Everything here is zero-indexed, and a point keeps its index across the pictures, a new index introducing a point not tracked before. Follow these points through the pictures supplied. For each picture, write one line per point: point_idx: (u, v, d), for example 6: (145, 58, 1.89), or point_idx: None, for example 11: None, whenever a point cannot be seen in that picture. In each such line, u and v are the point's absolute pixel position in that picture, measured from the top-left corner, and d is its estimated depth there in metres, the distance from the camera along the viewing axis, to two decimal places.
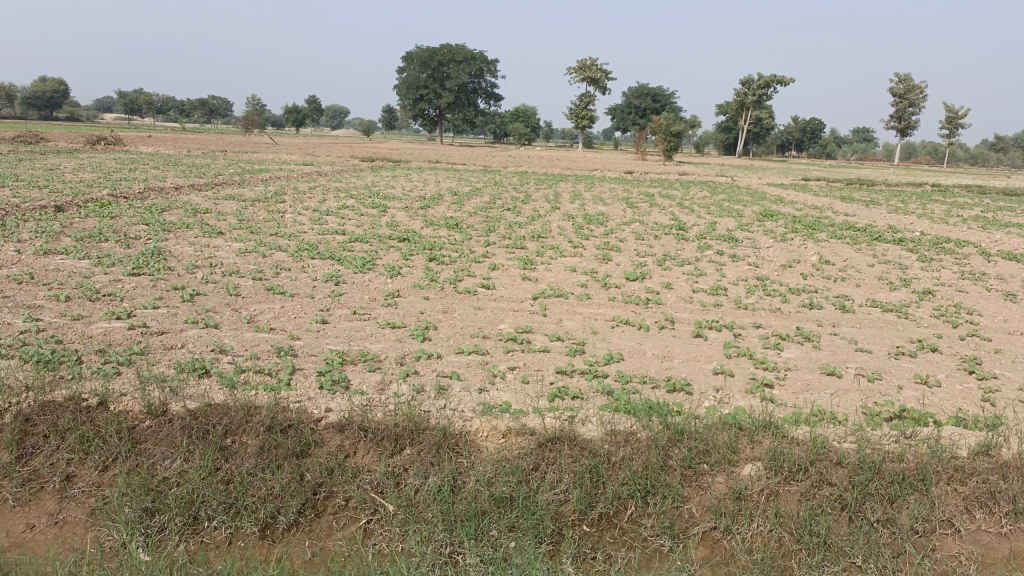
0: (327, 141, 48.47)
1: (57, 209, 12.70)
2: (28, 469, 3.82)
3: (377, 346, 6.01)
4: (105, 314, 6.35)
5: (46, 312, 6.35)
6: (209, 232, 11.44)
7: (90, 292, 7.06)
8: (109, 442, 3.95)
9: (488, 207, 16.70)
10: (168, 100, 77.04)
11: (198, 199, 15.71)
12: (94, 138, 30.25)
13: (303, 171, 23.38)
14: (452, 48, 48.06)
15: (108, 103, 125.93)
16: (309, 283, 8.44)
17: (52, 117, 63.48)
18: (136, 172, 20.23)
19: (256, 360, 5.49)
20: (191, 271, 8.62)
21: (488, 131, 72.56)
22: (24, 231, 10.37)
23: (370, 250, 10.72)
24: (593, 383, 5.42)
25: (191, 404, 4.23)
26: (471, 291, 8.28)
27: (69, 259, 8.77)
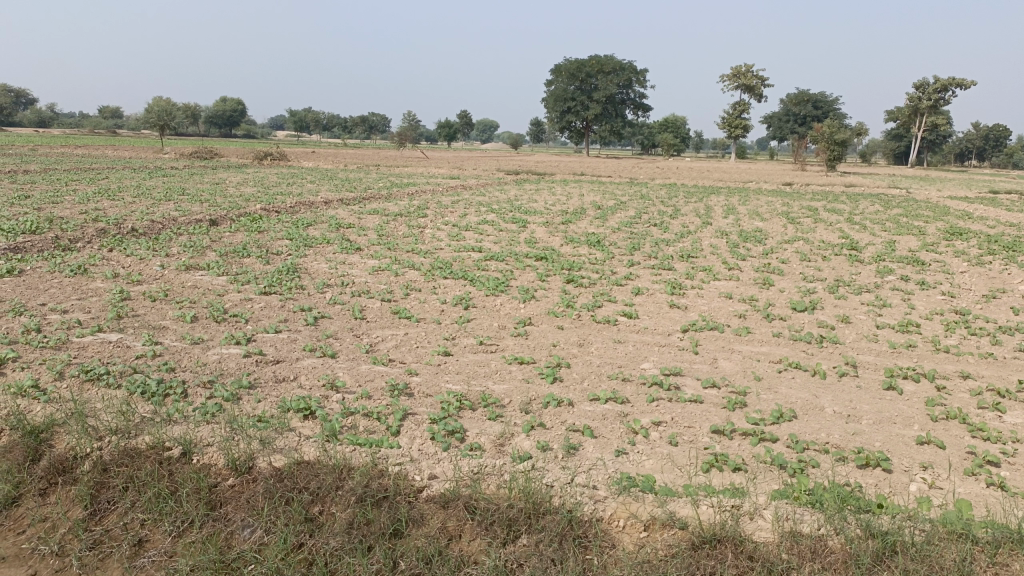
0: (475, 155, 49.29)
1: (212, 223, 13.14)
2: (99, 531, 3.28)
3: (502, 387, 5.28)
4: (225, 339, 6.04)
5: (169, 334, 6.14)
6: (347, 247, 11.31)
7: (218, 312, 6.84)
8: (186, 504, 3.41)
9: (633, 222, 15.71)
10: (332, 119, 82.14)
11: (344, 213, 15.88)
12: (261, 154, 32.28)
13: (448, 184, 23.48)
14: (600, 59, 47.34)
15: (281, 121, 136.69)
16: (438, 306, 7.90)
17: (231, 134, 69.27)
18: (292, 187, 21.00)
19: (366, 400, 4.90)
20: (322, 291, 8.34)
21: (635, 142, 71.09)
22: (175, 245, 10.65)
23: (506, 269, 10.10)
24: (759, 452, 4.37)
25: (278, 461, 3.68)
26: (610, 321, 7.38)
27: (209, 275, 8.78)
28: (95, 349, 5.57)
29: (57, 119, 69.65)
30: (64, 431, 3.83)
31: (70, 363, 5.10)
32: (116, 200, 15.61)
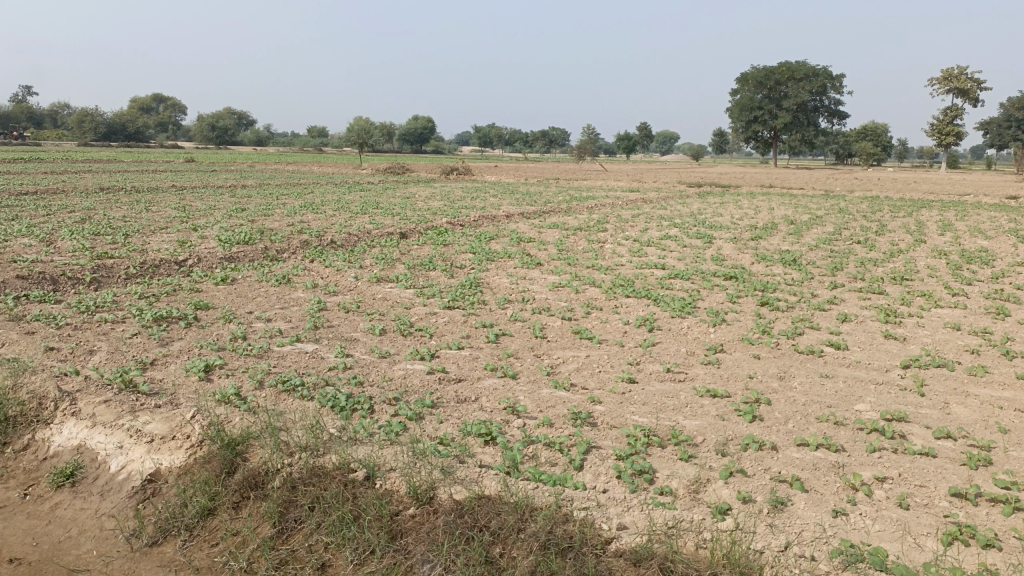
0: (654, 167, 48.37)
1: (402, 236, 13.69)
2: (286, 550, 3.30)
3: (694, 423, 4.81)
4: (410, 354, 6.07)
5: (358, 347, 6.30)
6: (528, 262, 11.26)
7: (404, 326, 6.95)
8: (368, 531, 3.33)
9: (831, 239, 14.39)
10: (514, 134, 84.47)
11: (525, 227, 15.98)
12: (447, 168, 33.66)
13: (629, 198, 23.04)
14: (791, 65, 44.61)
15: (466, 136, 143.04)
16: (620, 327, 7.53)
17: (421, 150, 73.29)
18: (475, 200, 21.56)
19: (548, 428, 4.64)
20: (503, 307, 8.28)
21: (829, 152, 66.33)
22: (368, 257, 11.15)
23: (692, 289, 9.53)
24: (1018, 526, 3.59)
25: (458, 494, 3.53)
26: (814, 351, 6.62)
27: (397, 287, 9.05)
28: (293, 358, 5.80)
29: (273, 138, 77.39)
30: (258, 444, 3.91)
31: (269, 373, 5.33)
32: (318, 213, 16.79)
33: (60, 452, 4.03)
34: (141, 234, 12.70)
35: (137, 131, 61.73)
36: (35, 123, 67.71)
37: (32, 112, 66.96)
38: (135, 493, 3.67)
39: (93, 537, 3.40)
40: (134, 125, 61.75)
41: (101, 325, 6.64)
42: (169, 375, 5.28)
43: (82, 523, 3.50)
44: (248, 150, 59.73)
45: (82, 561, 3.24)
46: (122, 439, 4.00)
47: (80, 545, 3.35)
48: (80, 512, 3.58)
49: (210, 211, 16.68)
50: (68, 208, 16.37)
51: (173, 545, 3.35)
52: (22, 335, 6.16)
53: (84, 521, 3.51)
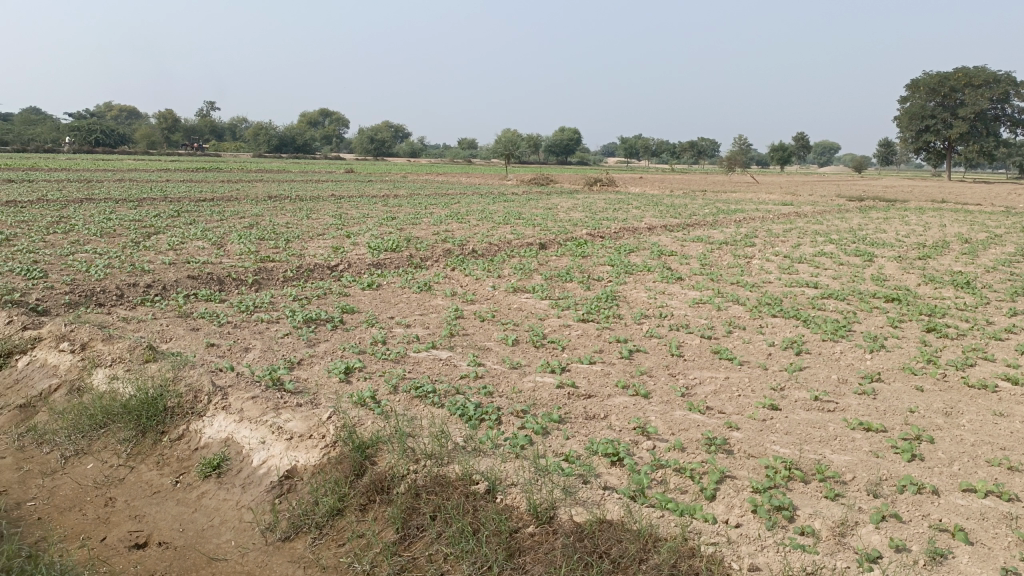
0: (810, 179, 45.81)
1: (541, 247, 13.75)
2: (407, 557, 3.35)
3: (842, 458, 4.41)
4: (541, 366, 6.02)
5: (491, 356, 6.33)
6: (668, 276, 10.94)
7: (537, 337, 6.92)
8: (486, 545, 3.29)
9: (1014, 261, 12.91)
10: (661, 145, 83.03)
11: (667, 240, 15.57)
12: (591, 180, 33.58)
13: (780, 211, 21.91)
14: (971, 69, 40.80)
15: (612, 147, 142.37)
16: (764, 348, 7.10)
17: (566, 161, 73.73)
18: (618, 212, 21.34)
19: (680, 453, 4.43)
20: (639, 322, 8.06)
21: (1015, 164, 59.95)
22: (507, 267, 11.27)
23: (847, 310, 8.85)
24: None
25: (579, 516, 3.43)
26: (989, 386, 5.90)
27: (533, 298, 9.06)
28: (427, 365, 5.93)
29: (425, 150, 80.84)
30: (386, 448, 3.98)
31: (403, 378, 5.46)
32: (463, 223, 17.26)
33: (210, 443, 4.33)
34: (300, 240, 13.59)
35: (304, 143, 66.60)
36: (219, 136, 74.76)
37: (217, 126, 73.99)
38: (272, 488, 3.86)
39: (232, 528, 3.67)
40: (302, 138, 66.66)
41: (257, 324, 7.13)
42: (313, 375, 5.56)
43: (224, 513, 3.78)
44: (402, 161, 62.76)
45: (221, 550, 3.50)
46: (264, 434, 4.22)
47: (221, 535, 3.62)
48: (223, 503, 3.85)
49: (363, 219, 17.59)
50: (241, 214, 17.86)
51: (303, 542, 3.52)
52: (189, 330, 6.73)
53: (226, 511, 3.79)
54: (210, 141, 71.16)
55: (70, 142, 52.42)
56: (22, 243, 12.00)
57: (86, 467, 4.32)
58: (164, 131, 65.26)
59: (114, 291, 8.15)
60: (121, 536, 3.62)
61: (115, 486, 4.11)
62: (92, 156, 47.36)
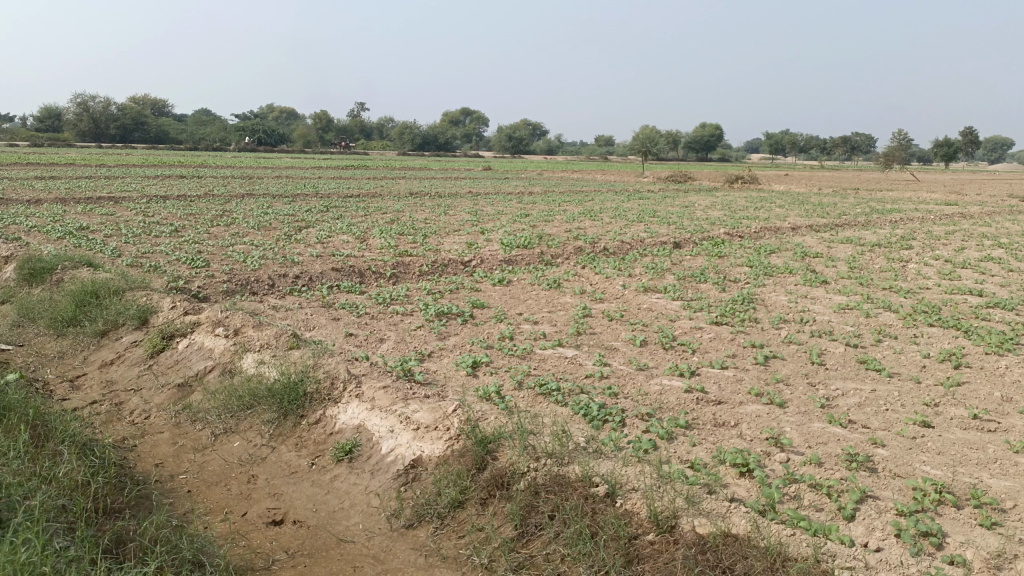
0: (981, 177, 41.83)
1: (675, 246, 13.41)
2: (525, 554, 3.36)
3: (1005, 485, 3.98)
4: (669, 369, 5.86)
5: (618, 356, 6.24)
6: (811, 279, 10.33)
7: (667, 339, 6.74)
8: (603, 549, 3.23)
9: None
10: (810, 140, 78.68)
11: (812, 241, 14.73)
12: (732, 177, 32.36)
13: (943, 211, 20.14)
14: None
15: (756, 143, 136.72)
16: (917, 360, 6.55)
17: (706, 157, 71.52)
18: (759, 211, 20.43)
19: (815, 467, 4.16)
20: (777, 326, 7.67)
21: None
22: (639, 266, 11.07)
23: (1018, 321, 7.99)
24: None
25: (703, 527, 3.30)
26: None
27: (664, 298, 8.85)
28: (552, 362, 5.93)
29: (562, 147, 81.14)
30: (508, 444, 3.99)
31: (528, 374, 5.49)
32: (596, 220, 17.14)
33: (343, 429, 4.55)
34: (437, 235, 14.02)
35: (445, 141, 68.75)
36: (367, 135, 78.64)
37: (365, 126, 77.88)
38: (398, 476, 3.99)
39: (360, 512, 3.84)
40: (443, 136, 68.84)
41: (392, 316, 7.42)
42: (442, 368, 5.71)
43: (353, 497, 3.96)
44: (538, 159, 63.33)
45: (349, 532, 3.68)
46: (393, 423, 4.37)
47: (350, 517, 3.80)
48: (354, 487, 4.04)
49: (498, 216, 17.89)
50: (383, 210, 18.68)
51: (426, 531, 3.62)
52: (330, 320, 7.11)
53: (355, 495, 3.97)
54: (359, 139, 75.03)
55: (236, 142, 56.98)
56: (192, 234, 13.17)
57: (233, 446, 4.69)
58: (318, 130, 69.51)
59: (266, 281, 8.76)
60: (261, 513, 3.90)
61: (257, 465, 4.44)
62: (255, 154, 51.24)
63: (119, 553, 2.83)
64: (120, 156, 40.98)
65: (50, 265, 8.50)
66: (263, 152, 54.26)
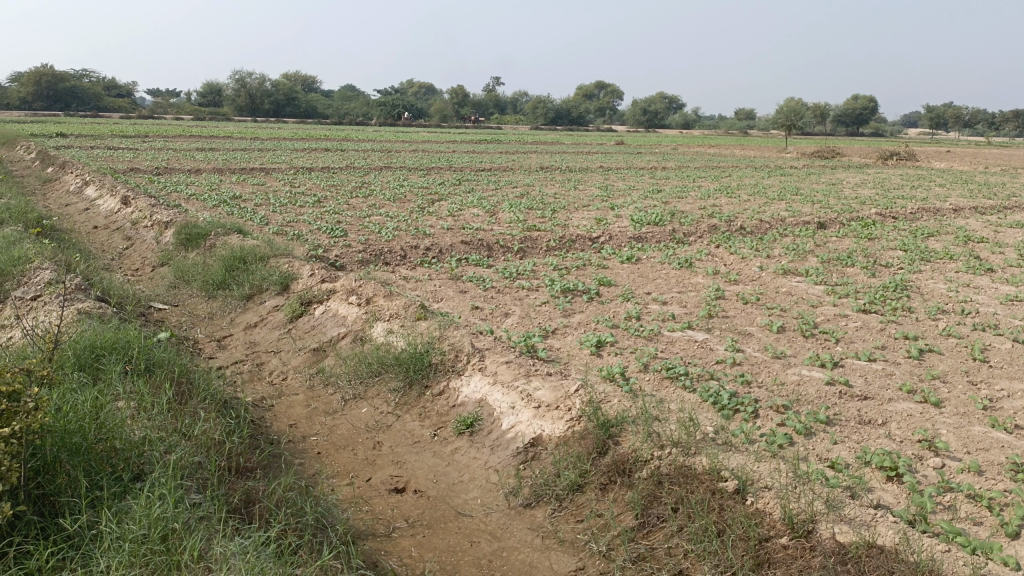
0: None
1: (819, 227, 12.57)
2: (645, 545, 3.23)
3: None
4: (808, 358, 5.46)
5: (752, 342, 5.89)
6: (976, 266, 9.35)
7: (807, 326, 6.29)
8: (730, 549, 3.04)
9: None
10: (978, 113, 71.64)
11: (978, 224, 13.35)
12: (886, 153, 29.99)
13: None
14: None
15: (914, 118, 126.22)
16: None
17: (856, 132, 66.81)
18: (917, 190, 18.79)
19: (975, 477, 3.72)
20: (934, 317, 6.98)
21: None
22: (778, 246, 10.46)
23: None
24: None
25: (843, 535, 3.01)
26: None
27: (805, 282, 8.29)
28: (681, 345, 5.68)
29: (699, 121, 78.39)
30: (632, 429, 3.82)
31: (655, 357, 5.28)
32: (733, 198, 16.40)
33: (466, 402, 4.55)
34: (566, 210, 13.89)
35: (578, 115, 68.24)
36: (501, 110, 79.37)
37: (500, 100, 78.61)
38: (518, 454, 3.94)
39: (479, 486, 3.84)
40: (576, 110, 68.32)
41: (518, 291, 7.39)
42: (566, 345, 5.61)
43: (473, 471, 3.97)
44: (673, 133, 61.54)
45: (467, 506, 3.69)
46: (514, 400, 4.31)
47: (468, 492, 3.81)
48: (473, 461, 4.04)
49: (629, 192, 17.52)
50: (513, 184, 18.76)
51: (543, 512, 3.56)
52: (457, 293, 7.19)
53: (475, 469, 3.97)
54: (493, 113, 75.91)
55: (377, 117, 59.22)
56: (333, 205, 13.77)
57: (361, 411, 4.83)
58: (454, 104, 71.00)
59: (398, 251, 8.99)
60: (384, 479, 3.99)
61: (383, 432, 4.55)
62: (395, 129, 53.05)
63: (247, 513, 2.95)
64: (273, 130, 43.65)
65: (205, 231, 9.13)
66: (403, 126, 56.07)
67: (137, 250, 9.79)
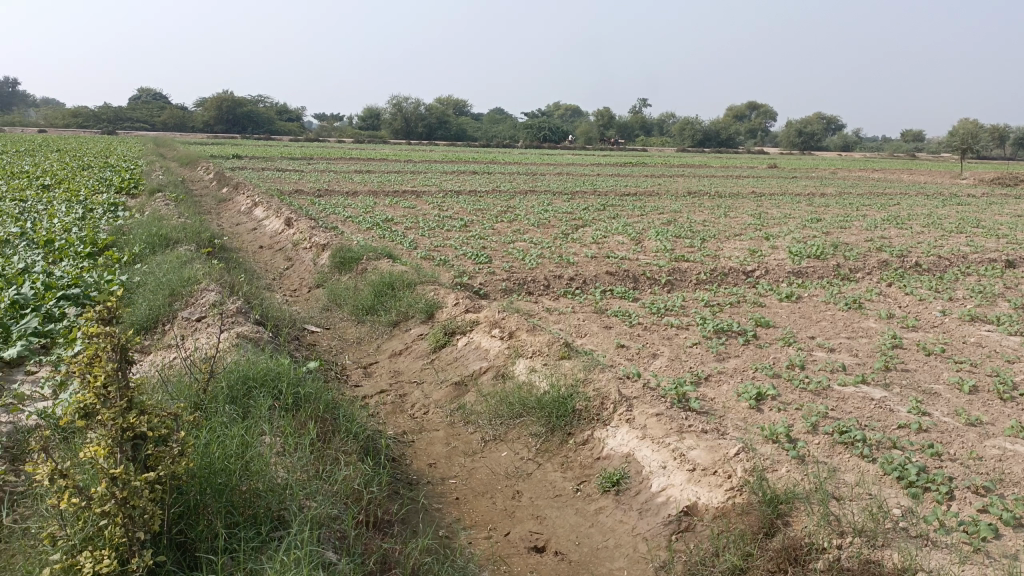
0: None
1: (1009, 265, 11.16)
2: None
3: None
4: (1012, 428, 4.68)
5: (939, 404, 5.16)
6: None
7: (1007, 388, 5.45)
8: None
9: None
10: None
11: None
12: None
13: None
14: None
15: None
16: None
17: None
18: None
19: None
20: None
21: None
22: (962, 288, 9.34)
23: None
24: None
25: None
26: None
27: (998, 332, 7.29)
28: (854, 403, 5.07)
29: (860, 142, 73.58)
30: (804, 509, 3.41)
31: (825, 417, 4.72)
32: (903, 229, 15.02)
33: (612, 456, 4.25)
34: (717, 240, 13.23)
35: (728, 137, 66.06)
36: (647, 132, 78.40)
37: (647, 122, 77.72)
38: (669, 523, 3.60)
39: (625, 555, 3.53)
40: (725, 132, 66.20)
41: (667, 329, 6.99)
42: (721, 395, 5.16)
43: (619, 536, 3.66)
44: (831, 156, 58.12)
45: None
46: (665, 458, 3.96)
47: (614, 561, 3.52)
48: (619, 524, 3.73)
49: (785, 220, 16.50)
50: (660, 210, 18.24)
51: None
52: (602, 329, 6.89)
53: (621, 535, 3.67)
54: (639, 136, 75.12)
55: (524, 140, 60.22)
56: (479, 229, 13.91)
57: (501, 455, 4.65)
58: (600, 127, 70.98)
59: (542, 281, 8.82)
60: (523, 535, 3.77)
61: (523, 480, 4.33)
62: (540, 151, 53.66)
63: None
64: (424, 151, 45.47)
65: (357, 254, 9.41)
66: (548, 148, 56.61)
67: (296, 271, 10.28)
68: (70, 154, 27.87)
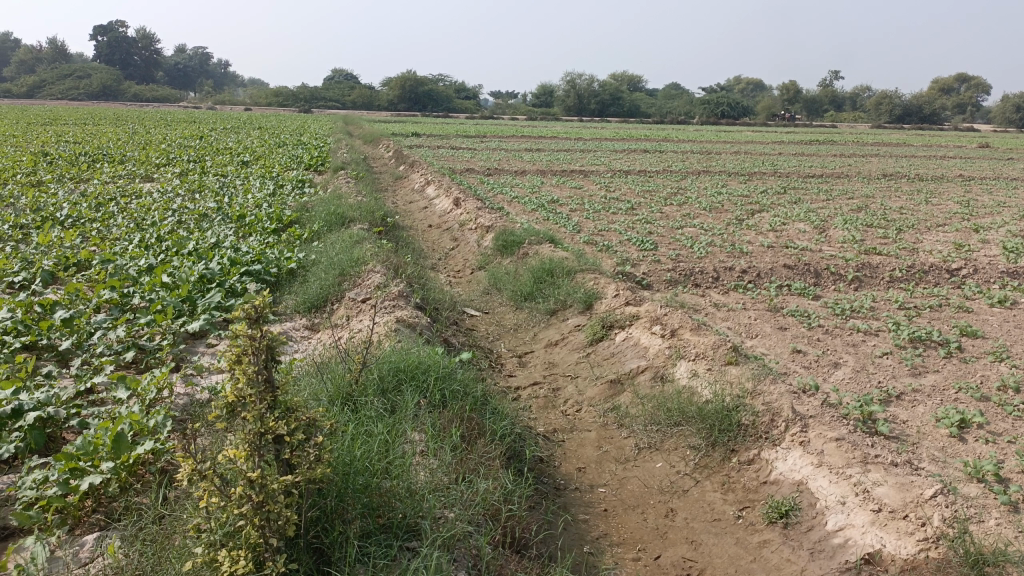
0: None
1: None
2: None
3: None
4: None
5: None
6: None
7: None
8: None
9: None
10: None
11: None
12: None
13: None
14: None
15: None
16: None
17: None
18: None
19: None
20: None
21: None
22: None
23: None
24: None
25: None
26: None
27: None
28: None
29: None
30: None
31: None
32: None
33: (781, 482, 3.81)
34: (915, 231, 11.83)
35: (932, 112, 59.52)
36: (838, 106, 72.55)
37: (837, 96, 71.91)
38: (846, 571, 3.13)
39: None
40: (929, 106, 59.68)
41: (851, 335, 6.26)
42: (915, 419, 4.49)
43: None
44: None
45: None
46: (845, 493, 3.47)
47: None
48: (786, 563, 3.32)
49: (1000, 209, 14.48)
50: (849, 194, 16.69)
51: None
52: (775, 330, 6.30)
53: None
54: (827, 111, 69.78)
55: (699, 116, 57.83)
56: (647, 213, 13.42)
57: (655, 466, 4.33)
58: (783, 103, 66.76)
59: (711, 273, 8.27)
60: (674, 562, 3.46)
61: (678, 498, 4.00)
62: (716, 127, 51.30)
63: None
64: (595, 128, 45.05)
65: (519, 238, 9.34)
66: (724, 125, 54.02)
67: (460, 252, 10.42)
68: (269, 132, 30.40)
